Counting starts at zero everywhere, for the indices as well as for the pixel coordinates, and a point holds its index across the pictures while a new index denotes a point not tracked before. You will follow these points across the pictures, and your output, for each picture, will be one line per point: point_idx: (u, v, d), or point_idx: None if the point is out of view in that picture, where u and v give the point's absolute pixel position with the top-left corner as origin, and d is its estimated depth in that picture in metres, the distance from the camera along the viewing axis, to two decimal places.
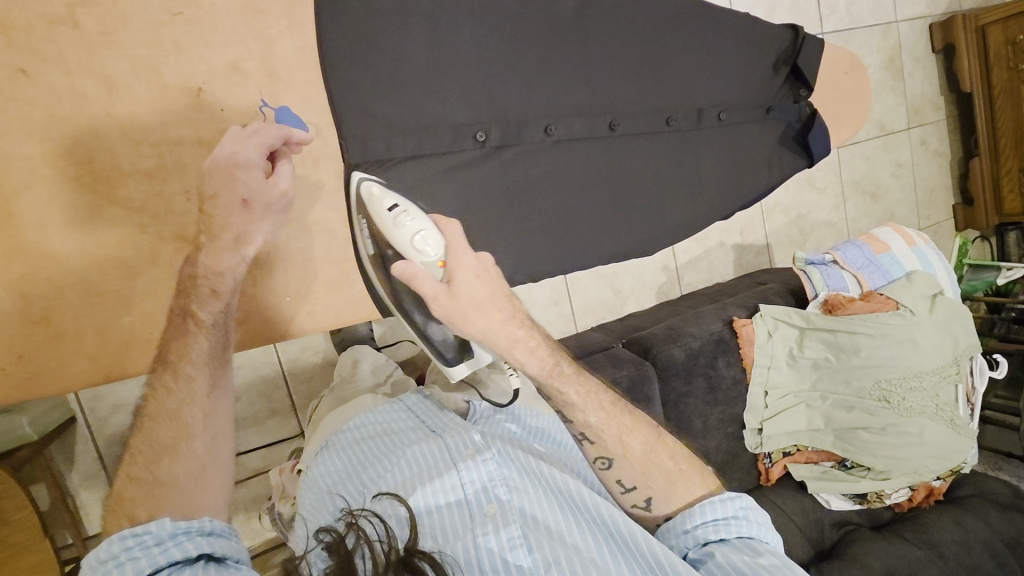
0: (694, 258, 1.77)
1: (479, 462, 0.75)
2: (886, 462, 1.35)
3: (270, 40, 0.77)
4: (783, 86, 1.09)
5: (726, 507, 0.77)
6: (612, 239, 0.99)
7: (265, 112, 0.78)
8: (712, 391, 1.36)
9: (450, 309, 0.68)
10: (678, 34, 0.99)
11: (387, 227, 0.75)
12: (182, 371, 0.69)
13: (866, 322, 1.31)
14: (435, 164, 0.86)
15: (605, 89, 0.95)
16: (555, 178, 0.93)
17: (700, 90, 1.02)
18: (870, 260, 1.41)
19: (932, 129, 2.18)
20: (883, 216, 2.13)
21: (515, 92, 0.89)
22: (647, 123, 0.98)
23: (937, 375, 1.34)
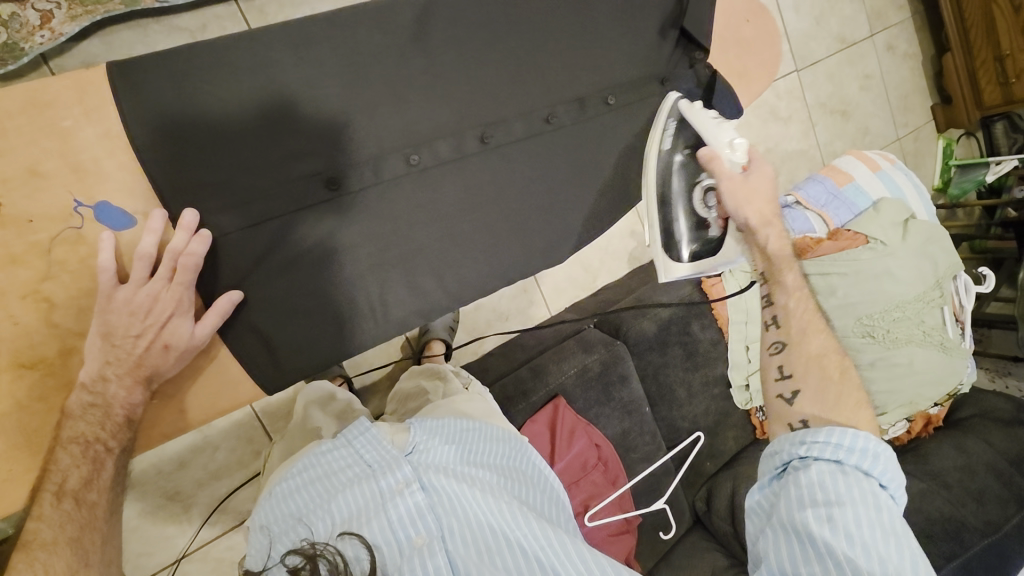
0: None
1: (409, 495, 0.72)
2: (880, 397, 1.31)
3: (66, 132, 0.71)
4: (675, 51, 1.00)
5: (856, 440, 0.71)
6: (521, 243, 0.94)
7: (83, 213, 0.72)
8: (690, 357, 1.33)
9: (736, 188, 0.91)
10: (560, 9, 0.91)
11: (706, 127, 0.95)
12: (87, 501, 0.65)
13: (837, 262, 1.25)
14: (293, 223, 0.79)
15: (487, 89, 0.88)
16: (452, 191, 0.88)
17: (587, 73, 0.94)
18: (833, 195, 1.34)
19: (897, 31, 2.05)
20: (858, 132, 2.03)
21: (363, 119, 0.82)
22: (528, 126, 0.91)
23: (921, 301, 1.29)
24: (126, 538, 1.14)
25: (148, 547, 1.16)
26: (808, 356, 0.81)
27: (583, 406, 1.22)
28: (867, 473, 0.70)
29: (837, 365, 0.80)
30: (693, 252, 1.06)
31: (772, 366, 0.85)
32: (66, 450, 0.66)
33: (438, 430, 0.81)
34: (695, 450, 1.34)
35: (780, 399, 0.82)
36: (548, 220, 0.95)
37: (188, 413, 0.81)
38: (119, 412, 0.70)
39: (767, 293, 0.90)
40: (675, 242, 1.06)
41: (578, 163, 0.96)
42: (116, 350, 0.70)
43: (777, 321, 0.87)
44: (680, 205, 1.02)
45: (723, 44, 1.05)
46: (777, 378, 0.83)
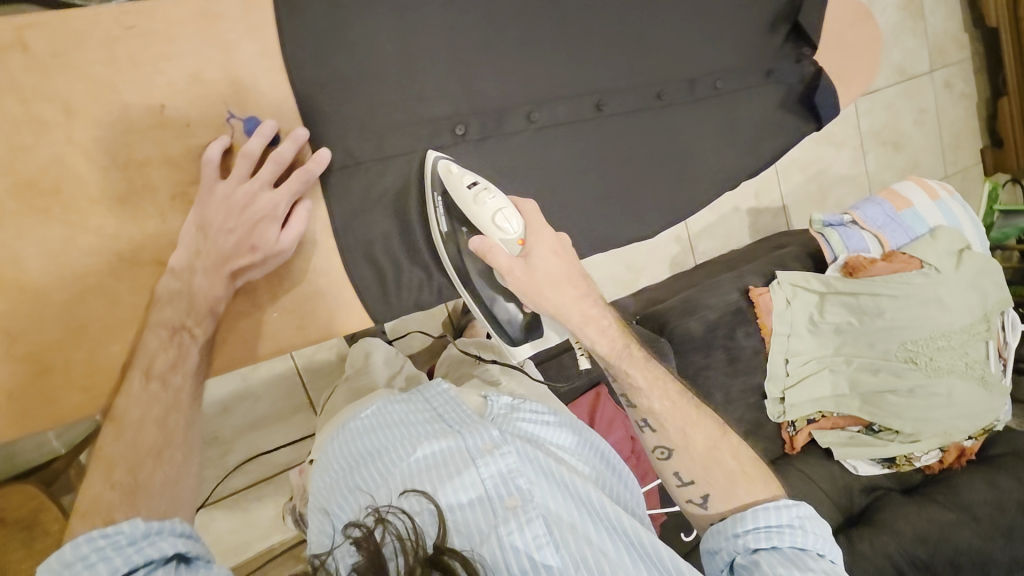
0: (708, 226, 1.72)
1: (500, 455, 0.70)
2: (915, 424, 1.32)
3: (230, 46, 0.73)
4: (784, 45, 1.01)
5: (782, 516, 0.71)
6: (624, 208, 0.94)
7: (234, 124, 0.74)
8: (732, 362, 1.34)
9: (524, 282, 0.70)
10: None
11: (466, 205, 0.77)
12: (171, 382, 0.66)
13: (890, 284, 1.26)
14: (419, 161, 0.82)
15: (592, 63, 0.89)
16: (547, 157, 0.88)
17: (695, 58, 0.95)
18: (891, 218, 1.35)
19: (956, 69, 2.05)
20: (907, 165, 2.03)
21: (489, 74, 0.84)
22: (638, 100, 0.92)
23: (967, 333, 1.29)
24: None
25: None
26: (705, 462, 0.77)
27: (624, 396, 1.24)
28: (803, 549, 0.69)
29: (731, 452, 0.79)
30: (523, 327, 0.84)
31: (669, 473, 0.79)
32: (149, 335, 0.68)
33: (521, 403, 0.81)
34: None
35: (690, 503, 0.79)
36: (651, 194, 0.96)
37: (307, 328, 0.81)
38: (203, 304, 0.70)
39: (623, 393, 0.79)
40: (499, 324, 0.84)
41: (672, 143, 0.96)
42: (207, 242, 0.70)
43: (651, 423, 0.78)
44: (482, 290, 0.82)
45: (827, 45, 1.06)
46: (680, 485, 0.79)
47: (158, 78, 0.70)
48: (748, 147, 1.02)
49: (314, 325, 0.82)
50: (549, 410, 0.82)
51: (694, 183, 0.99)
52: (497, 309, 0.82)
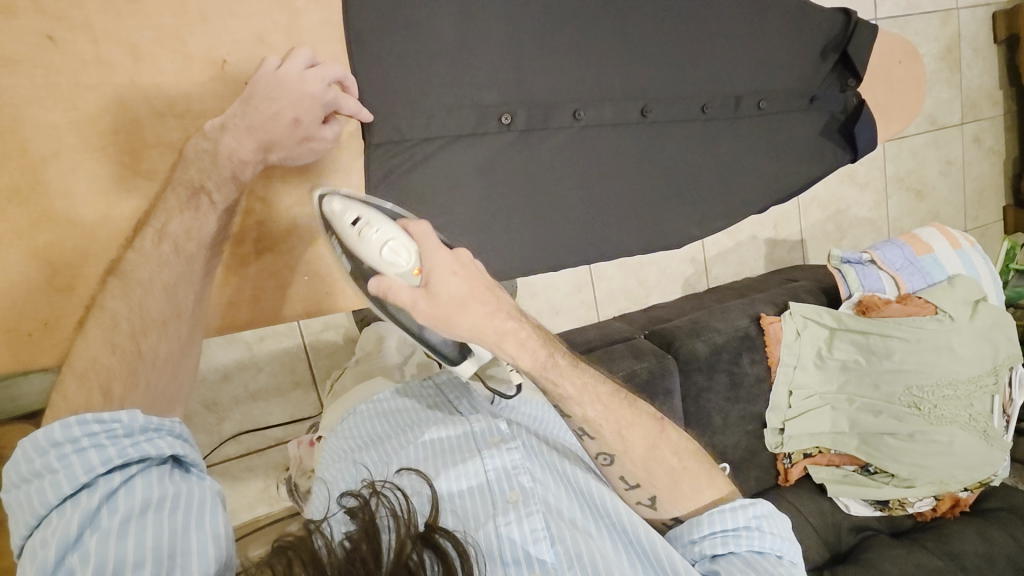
0: (723, 251, 1.73)
1: (505, 449, 0.71)
2: (911, 469, 1.31)
3: (296, 12, 0.74)
4: (831, 74, 1.02)
5: (738, 518, 0.70)
6: (656, 216, 0.96)
7: None
8: (734, 388, 1.34)
9: (430, 315, 0.57)
10: (722, 15, 0.93)
11: (355, 245, 0.66)
12: (183, 248, 0.66)
13: (901, 326, 1.26)
14: (465, 145, 0.83)
15: (641, 70, 0.90)
16: (585, 155, 0.90)
17: (743, 76, 0.96)
18: (910, 261, 1.35)
19: (987, 125, 2.06)
20: (927, 215, 2.03)
21: (543, 71, 0.85)
22: (684, 110, 0.93)
23: (973, 384, 1.29)
24: None
25: None
26: (657, 469, 0.73)
27: None
28: (762, 552, 0.68)
29: (673, 446, 0.75)
30: (457, 344, 0.71)
31: (614, 477, 0.75)
32: (172, 199, 0.67)
33: (531, 403, 0.83)
34: None
35: (640, 504, 0.76)
36: (682, 204, 0.97)
37: (338, 296, 0.83)
38: (225, 167, 0.67)
39: (556, 407, 0.71)
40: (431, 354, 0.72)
41: (707, 160, 0.97)
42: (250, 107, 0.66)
43: (588, 431, 0.72)
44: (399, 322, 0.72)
45: (872, 81, 1.07)
46: (628, 488, 0.75)
47: (227, 34, 0.72)
48: (783, 171, 1.03)
49: (345, 294, 0.83)
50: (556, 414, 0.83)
51: (728, 201, 0.99)
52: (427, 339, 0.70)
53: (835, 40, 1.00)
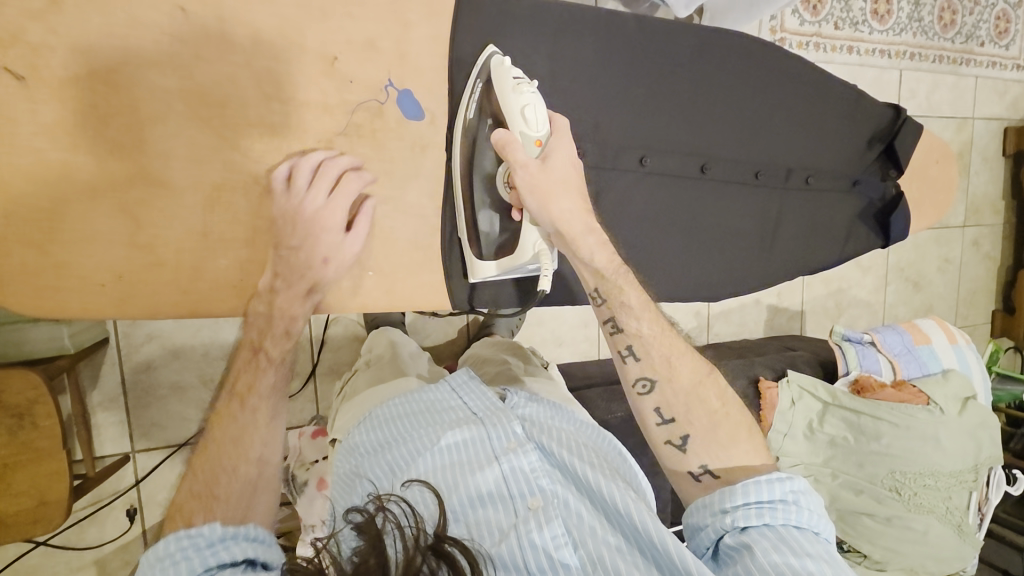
0: (727, 310, 1.77)
1: (523, 456, 0.71)
2: (884, 552, 1.34)
3: (408, 24, 0.79)
4: (874, 162, 1.07)
5: (774, 490, 0.67)
6: (698, 268, 0.98)
7: (389, 93, 0.79)
8: None
9: (536, 181, 0.76)
10: (784, 91, 0.98)
11: (504, 93, 0.78)
12: (253, 403, 0.68)
13: (893, 410, 1.29)
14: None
15: (706, 130, 0.95)
16: (645, 203, 0.93)
17: (796, 150, 1.01)
18: (909, 349, 1.39)
19: (986, 231, 2.16)
20: (922, 307, 2.10)
21: (619, 116, 0.89)
22: (738, 173, 0.97)
23: (953, 478, 1.32)
24: (150, 401, 1.17)
25: (164, 420, 1.18)
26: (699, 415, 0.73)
27: None
28: (797, 525, 0.66)
29: (716, 393, 0.75)
30: (496, 244, 0.86)
31: (647, 409, 0.75)
32: (239, 362, 0.71)
33: (544, 402, 0.82)
34: None
35: (668, 444, 0.74)
36: (725, 261, 1.00)
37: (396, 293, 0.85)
38: (282, 323, 0.73)
39: (610, 316, 0.77)
40: (477, 234, 0.85)
41: (751, 223, 1.00)
42: (282, 259, 0.74)
43: (635, 351, 0.75)
44: (479, 187, 0.83)
45: (911, 175, 1.12)
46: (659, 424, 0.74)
47: (339, 32, 0.76)
48: (816, 246, 1.06)
49: (403, 293, 0.86)
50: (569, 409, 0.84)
51: (763, 265, 1.03)
52: (479, 215, 0.84)
53: (886, 131, 1.06)
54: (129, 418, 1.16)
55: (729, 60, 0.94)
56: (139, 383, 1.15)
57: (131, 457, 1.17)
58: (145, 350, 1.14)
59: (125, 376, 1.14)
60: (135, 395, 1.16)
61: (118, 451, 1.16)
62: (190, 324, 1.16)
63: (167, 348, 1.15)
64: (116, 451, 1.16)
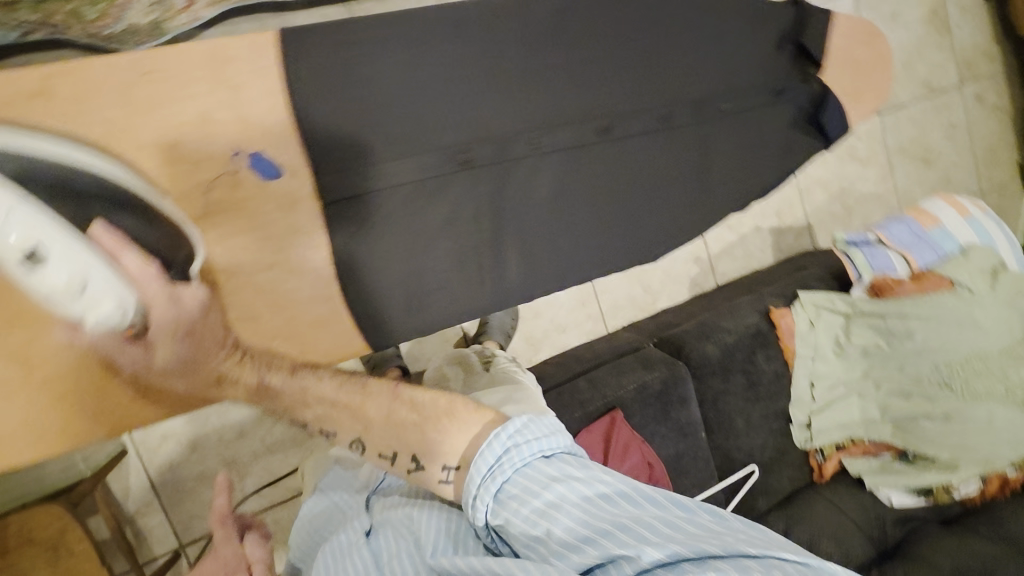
0: (728, 246, 1.70)
1: (355, 549, 0.72)
2: (953, 451, 1.25)
3: (239, 87, 0.72)
4: (790, 66, 1.00)
5: (496, 450, 0.64)
6: (628, 229, 0.95)
7: (239, 159, 0.73)
8: (752, 387, 1.30)
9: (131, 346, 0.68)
10: (667, 22, 0.92)
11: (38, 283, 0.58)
12: None
13: (919, 304, 1.21)
14: (434, 186, 0.81)
15: (594, 90, 0.89)
16: (550, 183, 0.88)
17: (701, 80, 0.94)
18: (918, 236, 1.28)
19: (987, 82, 2.00)
20: (938, 182, 1.96)
21: (496, 103, 0.84)
22: (644, 123, 0.92)
23: (1006, 356, 1.23)
24: (182, 496, 1.20)
25: (201, 510, 1.22)
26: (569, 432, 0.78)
27: (639, 423, 1.21)
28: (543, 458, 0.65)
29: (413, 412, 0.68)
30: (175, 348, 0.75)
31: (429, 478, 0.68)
32: None
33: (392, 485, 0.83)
34: (748, 484, 1.31)
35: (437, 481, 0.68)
36: (657, 212, 0.96)
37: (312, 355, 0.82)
38: None
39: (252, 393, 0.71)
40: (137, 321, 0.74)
41: (671, 169, 0.96)
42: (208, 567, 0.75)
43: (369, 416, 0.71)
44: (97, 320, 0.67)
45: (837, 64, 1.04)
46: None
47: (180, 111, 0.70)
48: (749, 169, 1.01)
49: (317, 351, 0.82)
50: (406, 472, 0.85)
51: (694, 202, 0.99)
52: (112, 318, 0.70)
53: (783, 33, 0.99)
54: (169, 516, 1.20)
55: (592, 15, 0.88)
56: (167, 483, 1.18)
57: (182, 551, 1.21)
58: (163, 452, 1.17)
59: (153, 480, 1.18)
60: (167, 494, 1.19)
61: (168, 549, 1.21)
62: (200, 416, 1.18)
63: (183, 444, 1.18)
64: (166, 549, 1.20)
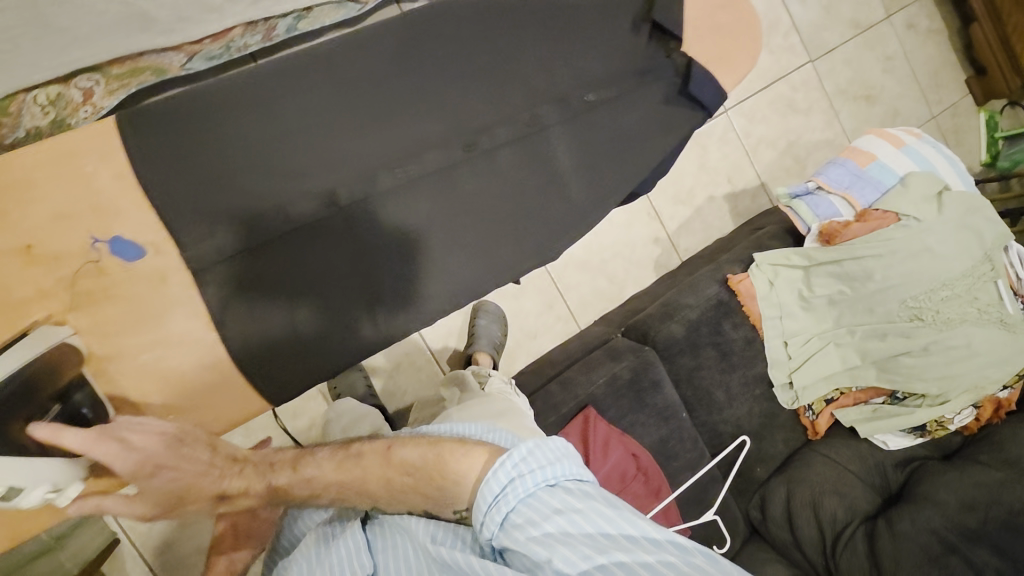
0: (685, 221, 1.69)
1: (342, 546, 0.68)
2: (939, 383, 1.23)
3: (73, 173, 0.65)
4: (650, 39, 0.76)
5: (509, 468, 0.61)
6: (522, 274, 0.71)
7: (97, 248, 0.59)
8: (725, 357, 1.29)
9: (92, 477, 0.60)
10: (488, 17, 0.71)
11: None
12: None
13: (869, 243, 1.19)
14: (219, 279, 0.61)
15: (425, 100, 0.67)
16: (393, 236, 0.66)
17: (563, 69, 0.72)
18: (857, 175, 1.26)
19: (915, 9, 1.99)
20: (887, 116, 1.95)
21: (297, 147, 0.62)
22: (509, 128, 0.69)
23: (970, 277, 1.20)
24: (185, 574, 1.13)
25: None
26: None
27: (616, 415, 1.19)
28: (553, 483, 0.62)
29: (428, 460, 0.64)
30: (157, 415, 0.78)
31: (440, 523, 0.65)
32: None
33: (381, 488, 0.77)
34: (741, 455, 1.28)
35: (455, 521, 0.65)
36: (560, 245, 0.74)
37: None
38: None
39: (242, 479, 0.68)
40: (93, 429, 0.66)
41: (557, 178, 0.72)
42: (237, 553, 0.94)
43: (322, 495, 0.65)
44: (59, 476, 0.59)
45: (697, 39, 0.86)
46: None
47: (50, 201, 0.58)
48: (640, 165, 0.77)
49: None
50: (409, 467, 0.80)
51: (593, 209, 0.73)
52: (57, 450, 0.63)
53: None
54: None
55: (402, 26, 0.67)
56: (168, 563, 1.12)
57: None
58: (157, 532, 1.11)
59: (151, 563, 1.11)
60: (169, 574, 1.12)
61: None
62: None
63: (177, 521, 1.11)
64: None
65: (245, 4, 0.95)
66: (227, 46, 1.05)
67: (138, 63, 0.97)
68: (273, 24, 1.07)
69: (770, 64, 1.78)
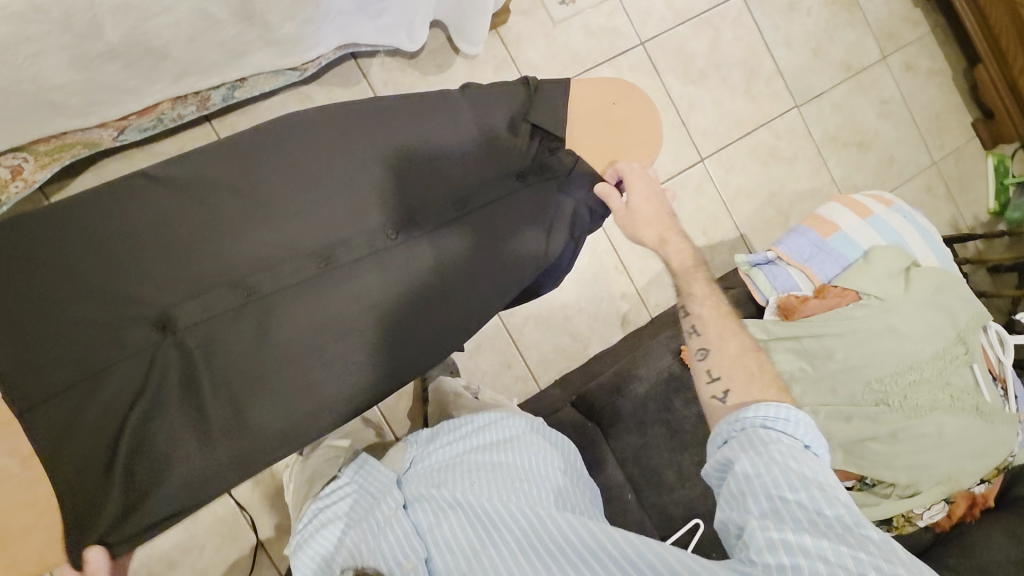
0: (655, 276, 1.63)
1: (396, 521, 0.84)
2: (910, 473, 1.10)
3: None
4: (528, 144, 0.98)
5: (781, 411, 0.74)
6: (374, 364, 0.90)
7: None
8: (676, 435, 1.22)
9: None
10: (369, 133, 0.92)
11: None
12: None
13: (829, 322, 1.11)
14: (89, 387, 0.77)
15: (286, 219, 0.86)
16: (266, 330, 0.84)
17: (424, 182, 0.93)
18: (818, 247, 1.18)
19: (915, 49, 1.89)
20: (881, 163, 1.84)
21: (173, 269, 0.81)
22: (371, 241, 0.90)
23: (941, 360, 1.11)
24: None
25: None
26: (729, 355, 0.84)
27: None
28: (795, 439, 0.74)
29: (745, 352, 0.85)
30: None
31: (711, 387, 0.83)
32: None
33: (431, 456, 0.95)
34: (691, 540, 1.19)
35: (714, 400, 0.83)
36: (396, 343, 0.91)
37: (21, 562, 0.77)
38: None
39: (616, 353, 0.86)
40: None
41: (413, 286, 0.92)
42: None
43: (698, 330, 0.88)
44: None
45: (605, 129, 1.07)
46: (708, 381, 0.84)
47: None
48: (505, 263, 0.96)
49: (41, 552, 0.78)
50: (453, 433, 0.97)
51: (449, 311, 0.94)
52: None
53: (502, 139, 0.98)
54: None
55: (267, 159, 0.87)
56: None
57: None
58: None
59: None
60: None
61: None
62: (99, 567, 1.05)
63: None
64: None
65: (165, 82, 0.95)
66: (159, 119, 1.07)
67: (65, 141, 0.99)
68: (206, 95, 1.08)
69: (750, 111, 1.71)
